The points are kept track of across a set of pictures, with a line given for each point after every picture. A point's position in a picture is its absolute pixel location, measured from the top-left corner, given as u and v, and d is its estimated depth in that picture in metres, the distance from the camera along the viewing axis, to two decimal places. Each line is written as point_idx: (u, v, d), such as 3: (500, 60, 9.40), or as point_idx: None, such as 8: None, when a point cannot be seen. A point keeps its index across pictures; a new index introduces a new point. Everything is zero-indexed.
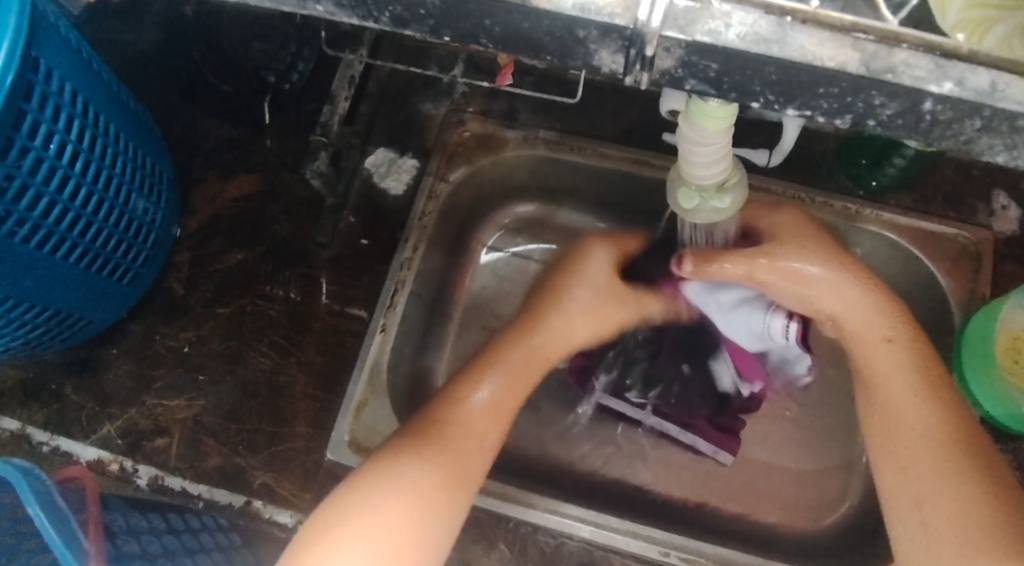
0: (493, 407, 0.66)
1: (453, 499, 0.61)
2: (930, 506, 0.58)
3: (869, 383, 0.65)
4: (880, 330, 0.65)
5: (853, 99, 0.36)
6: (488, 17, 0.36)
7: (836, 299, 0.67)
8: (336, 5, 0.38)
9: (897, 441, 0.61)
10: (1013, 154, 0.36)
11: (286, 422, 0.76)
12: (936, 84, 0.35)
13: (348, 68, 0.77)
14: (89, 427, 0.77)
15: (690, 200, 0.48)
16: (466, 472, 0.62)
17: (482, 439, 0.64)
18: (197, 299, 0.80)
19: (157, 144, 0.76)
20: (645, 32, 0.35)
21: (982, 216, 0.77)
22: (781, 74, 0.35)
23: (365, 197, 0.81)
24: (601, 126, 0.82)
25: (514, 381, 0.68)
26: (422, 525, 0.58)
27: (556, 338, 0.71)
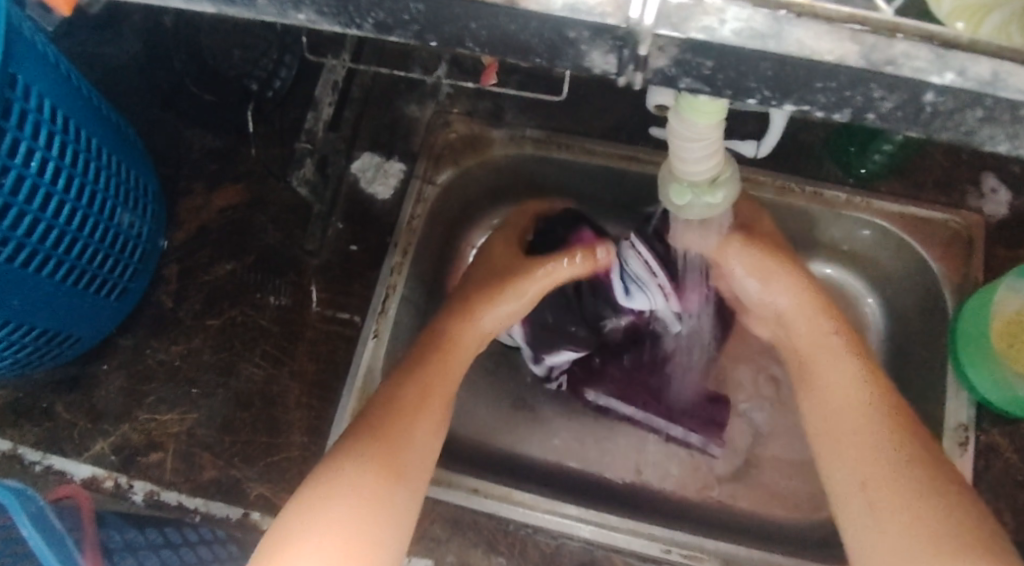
0: (420, 404, 0.66)
1: (395, 495, 0.61)
2: (878, 487, 0.62)
3: (804, 379, 0.70)
4: (821, 327, 0.70)
5: (852, 92, 0.35)
6: (474, 21, 0.36)
7: (788, 295, 0.72)
8: (317, 13, 0.37)
9: (841, 432, 0.66)
10: (1015, 143, 0.36)
11: (281, 432, 0.75)
12: (938, 75, 0.34)
13: (331, 74, 0.77)
14: (82, 444, 0.76)
15: (682, 195, 0.48)
16: (402, 468, 0.63)
17: (414, 433, 0.64)
18: (186, 312, 0.79)
19: (141, 157, 0.75)
20: (637, 31, 0.34)
21: (972, 201, 0.77)
22: (776, 69, 0.35)
23: (352, 202, 0.80)
24: (588, 123, 0.81)
25: (435, 378, 0.68)
26: (366, 526, 0.59)
27: (469, 329, 0.72)
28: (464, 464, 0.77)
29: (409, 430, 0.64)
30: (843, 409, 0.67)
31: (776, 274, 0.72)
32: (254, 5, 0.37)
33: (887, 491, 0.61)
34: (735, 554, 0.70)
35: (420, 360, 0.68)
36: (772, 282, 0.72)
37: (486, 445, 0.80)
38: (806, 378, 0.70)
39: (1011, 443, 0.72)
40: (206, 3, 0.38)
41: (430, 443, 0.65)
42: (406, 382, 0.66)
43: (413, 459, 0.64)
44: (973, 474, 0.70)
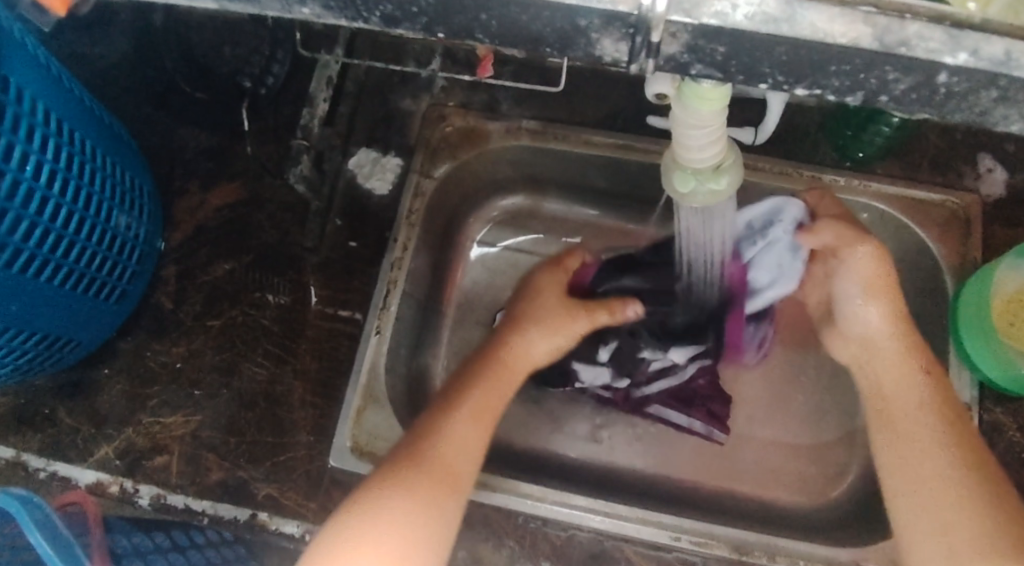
0: (465, 439, 0.65)
1: (446, 497, 0.62)
2: (950, 520, 0.59)
3: (884, 410, 0.66)
4: (907, 363, 0.66)
5: (866, 75, 0.35)
6: (483, 11, 0.36)
7: (884, 320, 0.67)
8: (324, 7, 0.37)
9: (918, 465, 0.62)
10: None
11: (286, 431, 0.75)
12: (951, 56, 0.34)
13: (325, 69, 0.77)
14: (86, 449, 0.76)
15: (685, 182, 0.48)
16: (456, 469, 0.64)
17: (459, 436, 0.65)
18: (186, 314, 0.78)
19: (136, 159, 0.75)
20: (650, 17, 0.35)
21: (969, 180, 0.77)
22: (791, 53, 0.35)
23: (351, 199, 0.80)
24: (584, 112, 0.81)
25: (488, 397, 0.68)
26: (423, 526, 0.60)
27: (513, 354, 0.71)
28: None
29: (458, 435, 0.65)
30: (920, 446, 0.63)
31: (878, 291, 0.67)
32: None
33: (964, 528, 0.58)
34: (744, 539, 0.70)
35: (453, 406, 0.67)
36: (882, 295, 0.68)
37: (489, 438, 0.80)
38: (889, 410, 0.66)
39: (1014, 421, 0.72)
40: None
41: (473, 458, 0.65)
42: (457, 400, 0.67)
43: (461, 457, 0.64)
44: None
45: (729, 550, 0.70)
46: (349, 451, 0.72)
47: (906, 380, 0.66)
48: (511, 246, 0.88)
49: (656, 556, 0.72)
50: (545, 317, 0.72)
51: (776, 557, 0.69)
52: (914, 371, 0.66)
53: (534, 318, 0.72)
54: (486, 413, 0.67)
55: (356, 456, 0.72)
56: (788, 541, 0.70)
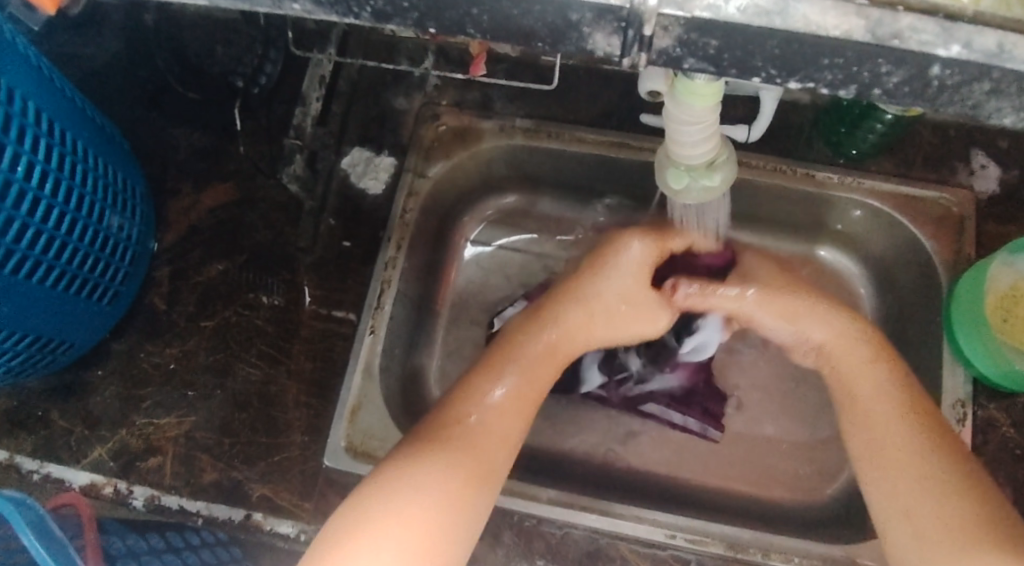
0: (500, 422, 0.65)
1: (480, 484, 0.61)
2: (918, 510, 0.60)
3: (849, 402, 0.67)
4: (859, 357, 0.68)
5: (858, 68, 0.35)
6: (475, 6, 0.36)
7: (824, 329, 0.70)
8: (314, 3, 0.37)
9: (886, 455, 0.63)
10: (1021, 115, 0.36)
11: (280, 431, 0.75)
12: (944, 48, 0.34)
13: (318, 68, 0.77)
14: (79, 451, 0.75)
15: (678, 179, 0.48)
16: (494, 456, 0.63)
17: (496, 420, 0.64)
18: (180, 314, 0.78)
19: (128, 159, 0.74)
20: (641, 12, 0.35)
21: (962, 176, 0.77)
22: (783, 47, 0.35)
23: (344, 199, 0.80)
24: (578, 111, 0.81)
25: (529, 380, 0.67)
26: (455, 509, 0.59)
27: (575, 335, 0.70)
28: None
29: (495, 419, 0.64)
30: (886, 437, 0.64)
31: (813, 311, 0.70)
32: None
33: (927, 518, 0.59)
34: (739, 536, 0.70)
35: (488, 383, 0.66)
36: (804, 320, 0.70)
37: None
38: (853, 401, 0.67)
39: (1008, 418, 0.72)
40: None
41: (509, 446, 0.64)
42: (496, 382, 0.66)
43: (496, 443, 0.64)
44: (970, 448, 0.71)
45: (724, 548, 0.70)
46: (344, 451, 0.72)
47: (864, 370, 0.67)
48: (503, 245, 0.88)
49: (651, 555, 0.72)
50: (632, 303, 0.70)
51: (772, 554, 0.70)
52: (868, 363, 0.67)
53: (619, 303, 0.70)
54: (527, 396, 0.66)
55: (350, 456, 0.71)
56: (783, 538, 0.70)
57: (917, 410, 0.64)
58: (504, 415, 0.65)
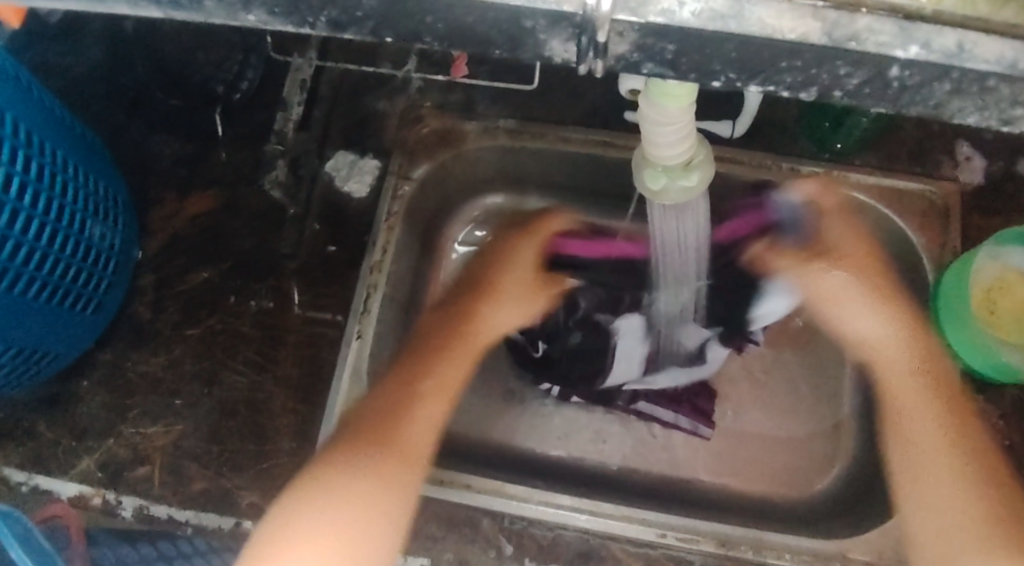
0: (426, 422, 0.67)
1: (404, 475, 0.63)
2: (953, 541, 0.64)
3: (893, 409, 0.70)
4: (913, 363, 0.70)
5: (817, 70, 0.35)
6: (430, 14, 0.35)
7: (884, 327, 0.71)
8: (269, 14, 0.36)
9: (925, 471, 0.67)
10: (983, 115, 0.36)
11: (268, 438, 0.74)
12: (902, 49, 0.34)
13: (298, 72, 0.79)
14: (67, 462, 0.75)
15: (656, 179, 0.47)
16: (410, 446, 0.65)
17: (416, 417, 0.66)
18: (165, 323, 0.78)
19: (109, 168, 0.74)
20: (596, 17, 0.34)
21: (947, 169, 0.77)
22: (740, 50, 0.35)
23: (327, 203, 0.79)
24: (562, 110, 0.81)
25: (445, 377, 0.69)
26: (382, 509, 0.62)
27: (489, 327, 0.72)
28: (456, 458, 0.76)
29: (412, 416, 0.66)
30: (930, 465, 0.67)
31: (866, 298, 0.71)
32: (201, 7, 0.36)
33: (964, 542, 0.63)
34: (730, 534, 0.70)
35: (421, 376, 0.68)
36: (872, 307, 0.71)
37: (475, 438, 0.80)
38: (897, 410, 0.70)
39: (997, 409, 0.72)
40: (152, 7, 0.37)
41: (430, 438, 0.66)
42: (426, 372, 0.68)
43: (422, 436, 0.66)
44: None
45: (715, 545, 0.70)
46: None
47: (910, 376, 0.70)
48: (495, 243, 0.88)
49: (643, 554, 0.72)
50: (514, 291, 0.73)
51: (763, 551, 0.70)
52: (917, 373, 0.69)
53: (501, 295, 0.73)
54: (449, 383, 0.69)
55: None
56: (775, 535, 0.70)
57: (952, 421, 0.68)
58: (429, 408, 0.67)
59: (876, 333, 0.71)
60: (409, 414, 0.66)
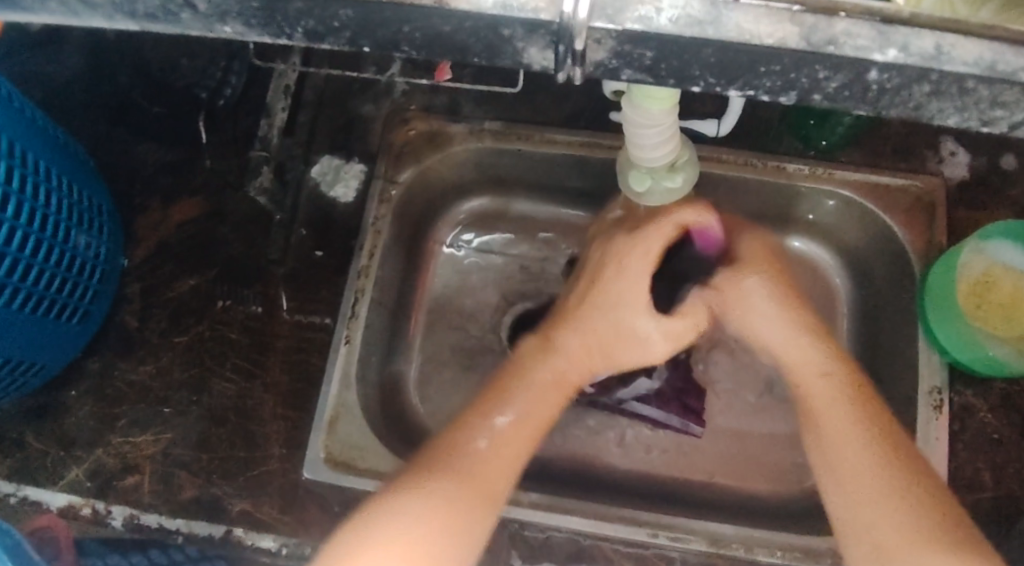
0: (507, 447, 0.64)
1: (478, 507, 0.60)
2: (889, 540, 0.58)
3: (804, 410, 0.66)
4: (817, 361, 0.67)
5: (796, 74, 0.36)
6: (407, 24, 0.36)
7: (783, 334, 0.68)
8: (245, 25, 0.37)
9: (847, 469, 0.62)
10: (963, 115, 0.37)
11: (258, 446, 0.74)
12: (880, 52, 0.35)
13: (282, 78, 0.79)
14: (56, 472, 0.74)
15: (640, 181, 0.47)
16: (489, 482, 0.62)
17: (494, 451, 0.63)
18: (153, 331, 0.77)
19: (95, 177, 0.74)
20: (571, 25, 0.35)
21: (932, 164, 0.77)
22: (719, 55, 0.35)
23: (314, 208, 0.79)
24: (548, 112, 0.81)
25: (531, 399, 0.66)
26: (464, 536, 0.59)
27: (583, 361, 0.68)
28: None
29: (489, 450, 0.63)
30: (850, 465, 0.62)
31: (785, 311, 0.68)
32: (179, 20, 0.37)
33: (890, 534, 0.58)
34: (721, 533, 0.70)
35: (493, 405, 0.65)
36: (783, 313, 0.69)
37: None
38: (808, 411, 0.66)
39: (986, 404, 0.72)
40: (130, 21, 0.37)
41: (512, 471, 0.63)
42: (505, 407, 0.65)
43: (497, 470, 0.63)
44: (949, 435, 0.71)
45: (707, 544, 0.70)
46: (323, 462, 0.71)
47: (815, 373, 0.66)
48: (479, 246, 0.87)
49: (632, 554, 0.72)
50: (606, 324, 0.68)
51: (755, 549, 0.70)
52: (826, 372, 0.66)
53: (622, 329, 0.68)
54: (529, 421, 0.65)
55: (330, 467, 0.71)
56: (766, 533, 0.70)
57: (871, 417, 0.63)
58: (513, 433, 0.64)
59: (788, 338, 0.68)
60: (480, 433, 0.63)
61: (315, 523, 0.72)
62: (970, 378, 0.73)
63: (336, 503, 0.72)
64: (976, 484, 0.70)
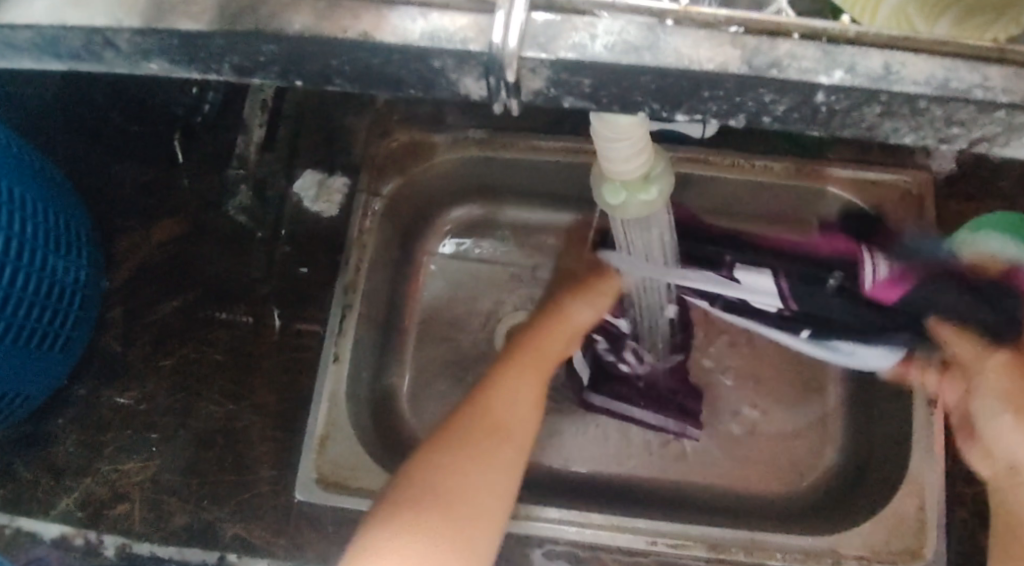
0: (498, 430, 0.66)
1: (496, 449, 0.65)
2: None
3: (1005, 477, 0.63)
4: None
5: (742, 98, 0.35)
6: (334, 58, 0.36)
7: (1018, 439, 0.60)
8: (170, 62, 0.38)
9: None
10: (918, 134, 0.37)
11: (247, 468, 0.73)
12: (826, 74, 0.34)
13: (260, 93, 0.79)
14: (48, 503, 0.72)
15: (615, 195, 0.47)
16: (505, 423, 0.67)
17: (517, 393, 0.68)
18: (137, 355, 0.76)
19: (73, 202, 0.73)
20: (502, 55, 0.35)
21: (920, 157, 0.76)
22: (658, 82, 0.35)
23: (296, 224, 0.78)
24: (532, 116, 0.80)
25: (531, 364, 0.70)
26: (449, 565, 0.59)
27: (564, 323, 0.72)
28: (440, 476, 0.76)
29: (511, 391, 0.68)
30: None
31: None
32: (102, 59, 0.38)
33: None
34: (719, 540, 0.69)
35: (496, 381, 0.69)
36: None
37: None
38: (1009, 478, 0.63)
39: None
40: (55, 61, 0.38)
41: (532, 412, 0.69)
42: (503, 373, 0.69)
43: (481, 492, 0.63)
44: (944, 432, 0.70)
45: (706, 549, 0.69)
46: (315, 484, 0.71)
47: None
48: (453, 253, 0.87)
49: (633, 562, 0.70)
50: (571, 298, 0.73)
51: (753, 554, 0.69)
52: None
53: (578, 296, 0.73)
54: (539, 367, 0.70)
55: (323, 488, 0.71)
56: (765, 536, 0.69)
57: None
58: (518, 402, 0.68)
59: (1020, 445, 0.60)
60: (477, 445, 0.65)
61: (309, 545, 0.71)
62: None
63: (330, 523, 0.71)
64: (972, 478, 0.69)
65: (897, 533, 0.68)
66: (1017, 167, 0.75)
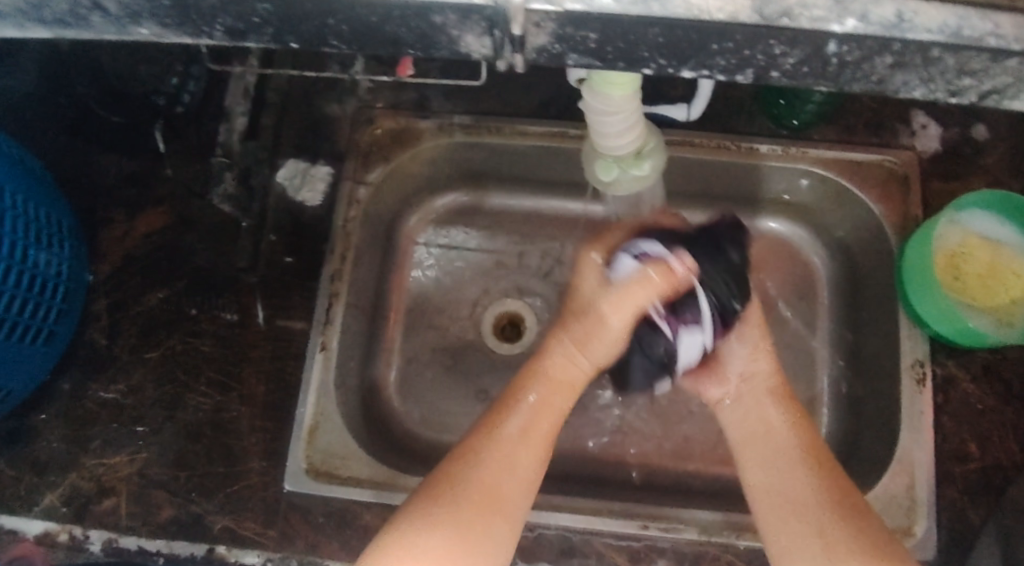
0: (506, 484, 0.59)
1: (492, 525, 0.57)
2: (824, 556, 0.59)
3: (751, 436, 0.66)
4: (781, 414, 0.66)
5: (750, 52, 0.36)
6: (331, 16, 0.36)
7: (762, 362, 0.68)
8: (161, 27, 0.38)
9: (792, 490, 0.62)
10: (928, 86, 0.37)
11: (237, 459, 0.72)
12: (838, 23, 0.35)
13: (241, 79, 0.77)
14: (31, 499, 0.71)
15: (607, 171, 0.47)
16: (503, 484, 0.59)
17: (517, 454, 0.60)
18: (122, 347, 0.75)
19: (53, 192, 0.72)
20: (506, 8, 0.35)
21: (904, 138, 0.76)
22: (666, 34, 0.36)
23: (281, 212, 0.78)
24: (517, 102, 0.79)
25: (538, 414, 0.62)
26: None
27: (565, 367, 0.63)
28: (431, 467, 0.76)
29: (512, 452, 0.60)
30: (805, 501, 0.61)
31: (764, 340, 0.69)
32: (89, 24, 0.38)
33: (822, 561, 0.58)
34: (714, 523, 0.69)
35: (499, 423, 0.61)
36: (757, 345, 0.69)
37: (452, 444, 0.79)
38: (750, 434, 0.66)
39: (967, 374, 0.72)
40: (39, 27, 0.38)
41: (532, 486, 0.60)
42: (508, 418, 0.61)
43: (492, 536, 0.57)
44: (933, 408, 0.70)
45: (697, 532, 0.69)
46: (305, 473, 0.70)
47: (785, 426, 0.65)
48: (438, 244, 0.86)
49: (625, 547, 0.70)
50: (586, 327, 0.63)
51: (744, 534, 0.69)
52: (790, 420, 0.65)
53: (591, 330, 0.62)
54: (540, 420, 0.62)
55: (312, 477, 0.70)
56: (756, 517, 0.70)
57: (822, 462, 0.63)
58: (517, 457, 0.60)
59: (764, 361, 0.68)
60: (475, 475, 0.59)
61: (300, 535, 0.70)
62: (949, 348, 0.72)
63: (321, 514, 0.70)
64: (962, 455, 0.70)
65: (892, 513, 0.67)
66: (1001, 145, 0.76)
